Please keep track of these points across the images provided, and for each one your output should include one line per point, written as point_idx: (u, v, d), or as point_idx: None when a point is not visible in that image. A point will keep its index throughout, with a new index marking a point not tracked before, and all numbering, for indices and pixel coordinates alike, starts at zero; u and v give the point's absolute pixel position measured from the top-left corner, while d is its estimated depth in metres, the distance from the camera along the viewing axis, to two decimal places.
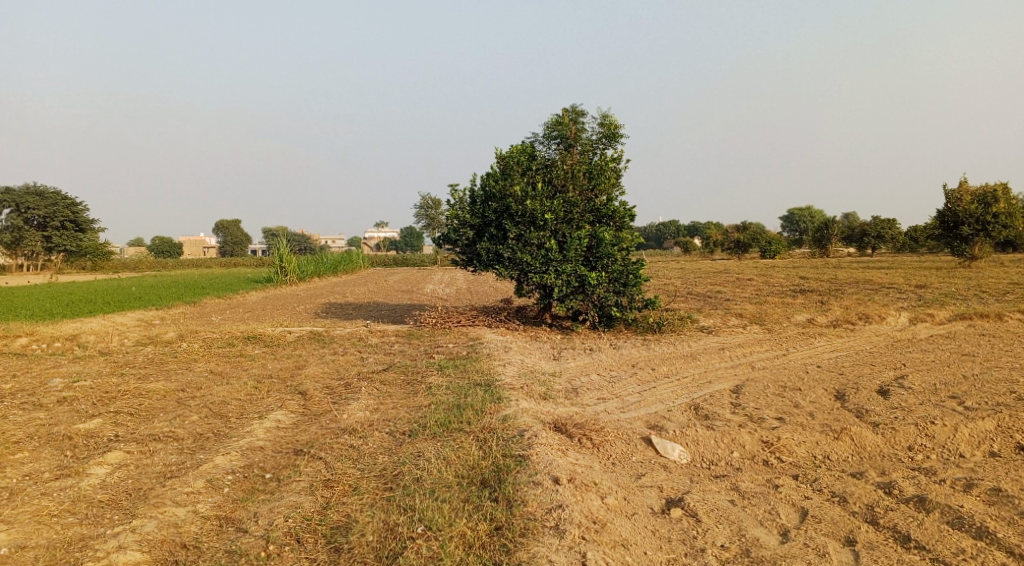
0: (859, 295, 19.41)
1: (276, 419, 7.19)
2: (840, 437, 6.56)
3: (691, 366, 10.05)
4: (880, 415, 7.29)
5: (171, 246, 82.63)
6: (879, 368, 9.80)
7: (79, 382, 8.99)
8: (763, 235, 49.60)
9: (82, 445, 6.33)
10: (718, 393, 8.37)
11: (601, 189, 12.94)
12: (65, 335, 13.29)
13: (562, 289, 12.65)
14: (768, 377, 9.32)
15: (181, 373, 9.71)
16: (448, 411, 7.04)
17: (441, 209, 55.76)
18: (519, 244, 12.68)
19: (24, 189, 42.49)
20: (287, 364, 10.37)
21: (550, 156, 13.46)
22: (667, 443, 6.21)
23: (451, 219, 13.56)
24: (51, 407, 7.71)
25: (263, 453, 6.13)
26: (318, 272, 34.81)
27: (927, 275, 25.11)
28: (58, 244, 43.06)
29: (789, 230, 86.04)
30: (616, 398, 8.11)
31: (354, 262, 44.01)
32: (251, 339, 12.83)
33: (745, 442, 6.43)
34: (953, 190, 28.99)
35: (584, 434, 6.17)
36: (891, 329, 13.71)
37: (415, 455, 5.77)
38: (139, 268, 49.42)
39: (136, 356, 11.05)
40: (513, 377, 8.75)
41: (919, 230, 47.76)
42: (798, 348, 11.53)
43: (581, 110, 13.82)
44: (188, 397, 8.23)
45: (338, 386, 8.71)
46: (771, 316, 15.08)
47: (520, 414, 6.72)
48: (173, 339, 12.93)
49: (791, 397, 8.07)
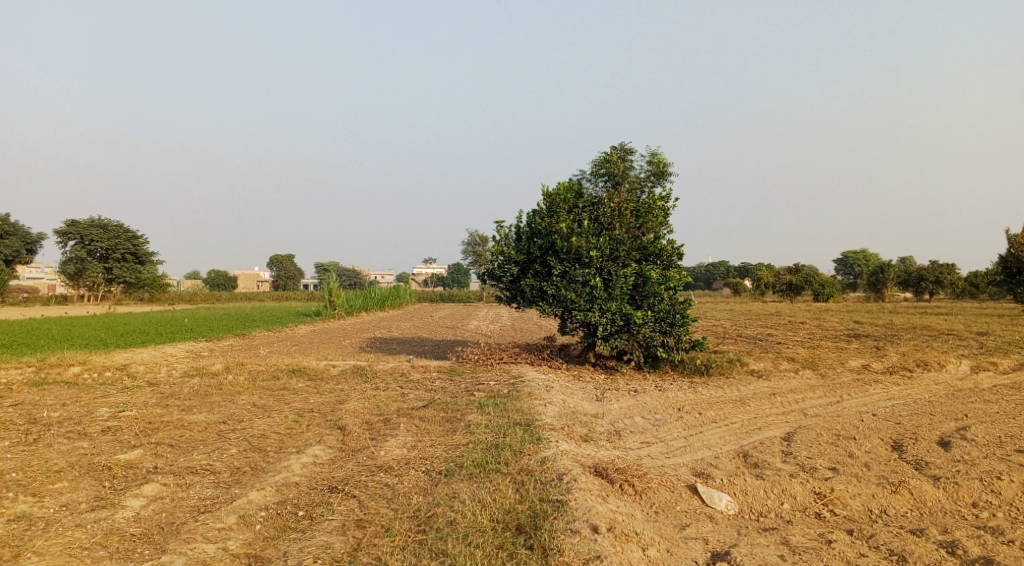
0: (918, 341, 18.59)
1: (314, 455, 7.14)
2: (899, 491, 6.15)
3: (740, 411, 9.68)
4: (941, 468, 6.85)
5: (226, 279, 85.31)
6: (940, 418, 9.26)
7: (125, 412, 9.13)
8: (816, 278, 48.34)
9: (121, 476, 6.37)
10: (768, 441, 8.01)
11: (648, 227, 12.78)
12: (117, 365, 13.62)
13: (607, 327, 12.41)
14: (821, 425, 8.90)
15: (225, 405, 9.78)
16: (485, 450, 6.88)
17: (486, 246, 56.22)
18: (563, 281, 12.56)
19: (89, 222, 44.34)
20: (328, 398, 10.36)
21: (597, 194, 13.41)
22: (713, 491, 5.90)
23: (495, 255, 13.52)
24: (96, 437, 7.82)
25: (297, 489, 6.05)
26: (365, 307, 35.24)
27: (990, 323, 23.97)
28: (118, 276, 44.67)
29: (843, 272, 83.83)
30: (660, 442, 7.83)
31: (400, 297, 44.43)
32: (295, 372, 12.92)
33: (797, 493, 6.09)
34: (1015, 235, 27.88)
35: (625, 479, 5.92)
36: (953, 377, 13.03)
37: (450, 496, 5.62)
38: (194, 300, 50.86)
39: (182, 387, 11.22)
40: (553, 417, 8.55)
41: (980, 275, 45.96)
42: (853, 395, 11.01)
43: (629, 148, 13.77)
44: (229, 429, 8.26)
45: (376, 422, 8.63)
46: (824, 361, 14.52)
47: (559, 457, 6.52)
48: (219, 370, 13.12)
49: (846, 447, 7.66)
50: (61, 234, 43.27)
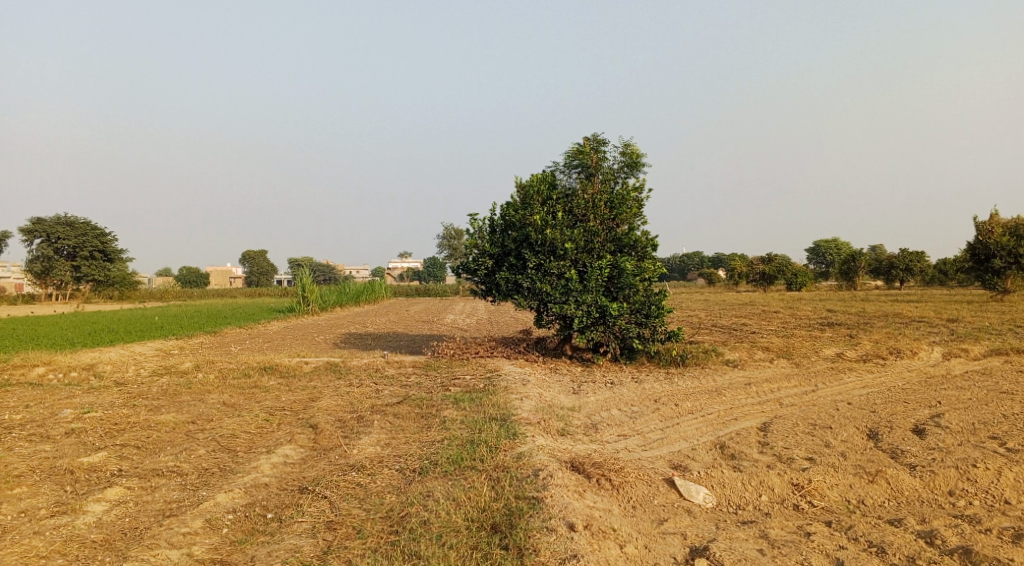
0: (889, 329, 18.80)
1: (284, 454, 6.97)
2: (876, 480, 6.15)
3: (717, 402, 9.66)
4: (917, 456, 6.87)
5: (198, 276, 84.11)
6: (913, 406, 9.33)
7: (90, 413, 8.84)
8: (789, 267, 48.87)
9: (83, 480, 6.14)
10: (745, 431, 7.98)
11: (622, 219, 12.72)
12: (83, 365, 13.25)
13: (583, 320, 12.34)
14: (797, 414, 8.90)
15: (194, 404, 9.53)
16: (461, 447, 6.76)
17: (462, 239, 55.99)
18: (538, 274, 12.46)
19: (55, 219, 43.31)
20: (301, 396, 10.14)
21: (570, 185, 13.31)
22: (691, 485, 5.84)
23: (469, 248, 13.36)
24: (58, 439, 7.56)
25: (267, 490, 5.88)
26: (340, 302, 34.83)
27: (958, 309, 24.42)
28: (86, 274, 43.72)
29: (815, 262, 84.90)
30: (637, 435, 7.77)
31: (376, 291, 44.01)
32: (267, 369, 12.67)
33: (775, 485, 6.05)
34: (982, 223, 28.37)
35: (602, 474, 5.83)
36: (924, 364, 13.17)
37: (424, 495, 5.50)
38: (165, 298, 49.99)
39: (151, 387, 10.92)
40: (529, 411, 8.44)
41: (948, 263, 46.85)
42: (827, 384, 11.06)
43: (602, 139, 13.69)
44: (198, 430, 8.04)
45: (350, 420, 8.46)
46: (798, 350, 14.61)
47: (536, 452, 6.42)
48: (189, 369, 12.82)
49: (822, 436, 7.67)
50: (25, 232, 42.21)
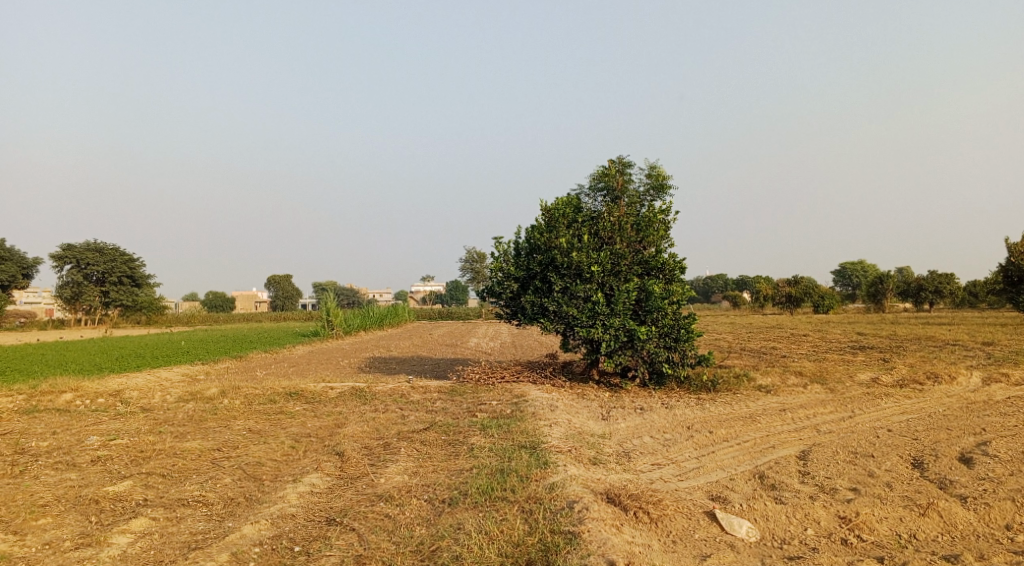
0: (924, 352, 18.26)
1: (311, 484, 6.82)
2: (928, 513, 5.84)
3: (751, 429, 9.37)
4: (967, 487, 6.55)
5: (223, 300, 85.08)
6: (958, 433, 8.95)
7: (116, 440, 8.79)
8: (816, 289, 48.10)
9: (109, 511, 6.05)
10: (784, 460, 7.69)
11: (649, 241, 12.54)
12: (110, 390, 13.28)
13: (611, 343, 12.12)
14: (836, 442, 8.57)
15: (219, 431, 9.44)
16: (490, 476, 6.57)
17: (485, 262, 55.99)
18: (564, 297, 12.29)
19: (85, 245, 44.06)
20: (326, 422, 10.02)
21: (596, 208, 13.20)
22: (733, 518, 5.59)
23: (495, 271, 13.23)
24: (84, 468, 7.50)
25: (293, 522, 5.74)
26: (363, 326, 34.89)
27: (993, 332, 23.71)
28: (115, 299, 44.30)
29: (841, 283, 83.61)
30: (672, 464, 7.52)
31: (399, 315, 44.08)
32: (292, 395, 12.58)
33: (820, 518, 5.78)
34: (1015, 244, 27.72)
35: (639, 507, 5.61)
36: (964, 389, 12.72)
37: (454, 527, 5.32)
38: (191, 322, 50.42)
39: (176, 413, 10.88)
40: (559, 439, 8.22)
41: (980, 284, 45.82)
42: (865, 410, 10.69)
43: (627, 161, 13.60)
44: (223, 457, 7.94)
45: (376, 447, 8.31)
46: (831, 375, 14.21)
47: (569, 482, 6.20)
48: (214, 395, 12.77)
49: (865, 465, 7.35)
50: (57, 258, 42.98)
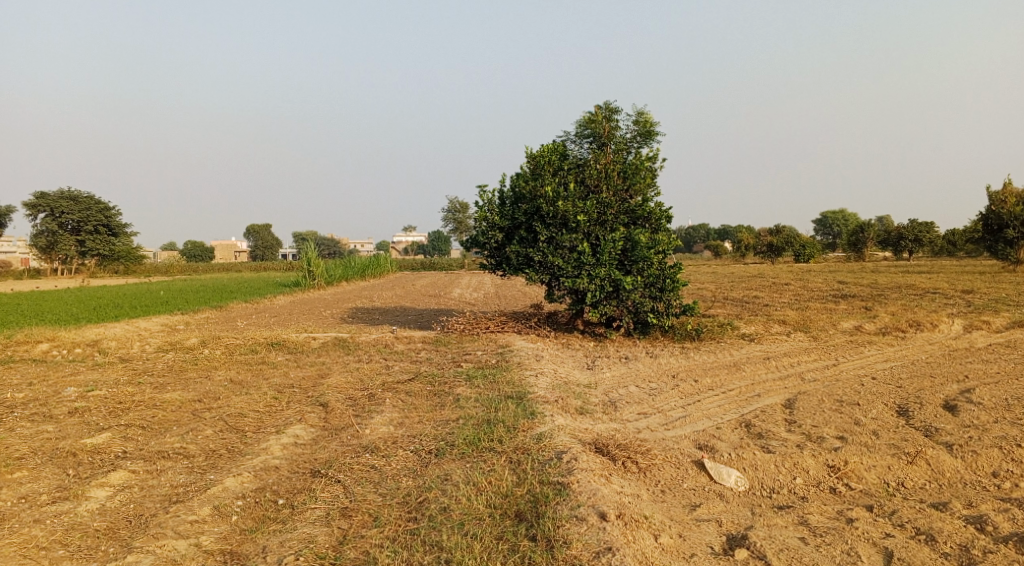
0: (905, 301, 18.41)
1: (295, 435, 6.71)
2: (915, 461, 5.85)
3: (736, 378, 9.38)
4: (953, 434, 6.59)
5: (203, 250, 84.06)
6: (941, 381, 9.01)
7: (94, 391, 8.60)
8: (798, 239, 48.33)
9: (86, 463, 5.90)
10: (770, 408, 7.68)
11: (636, 190, 12.31)
12: (88, 341, 13.03)
13: (596, 294, 12.01)
14: (821, 390, 8.59)
15: (200, 382, 9.28)
16: (477, 427, 6.49)
17: (468, 212, 55.55)
18: (550, 248, 12.14)
19: (59, 193, 43.00)
20: (309, 373, 9.90)
21: (582, 156, 12.94)
22: (722, 468, 5.56)
23: (479, 221, 13.00)
24: (61, 419, 7.32)
25: (277, 474, 5.63)
26: (346, 276, 34.61)
27: (972, 280, 23.94)
28: (91, 249, 43.55)
29: (822, 234, 84.09)
30: (658, 413, 7.50)
31: (381, 265, 43.79)
32: (275, 345, 12.40)
33: (809, 467, 5.77)
34: (996, 193, 27.87)
35: (628, 457, 5.56)
36: (945, 337, 12.83)
37: (442, 479, 5.25)
38: (170, 272, 49.76)
39: (156, 364, 10.68)
40: (545, 389, 8.15)
41: (958, 233, 46.32)
42: (849, 358, 10.75)
43: (614, 107, 13.28)
44: (204, 408, 7.79)
45: (360, 398, 8.21)
46: (815, 323, 14.27)
47: (556, 433, 6.14)
48: (194, 345, 12.57)
49: (851, 414, 7.36)
50: (30, 206, 41.98)
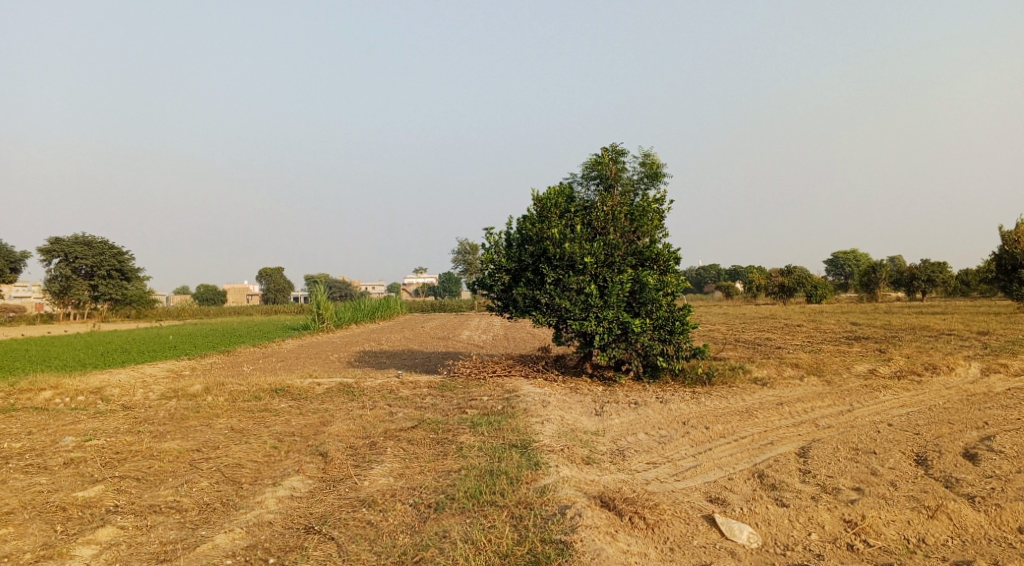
0: (920, 343, 18.06)
1: (292, 487, 6.51)
2: (936, 515, 5.58)
3: (749, 424, 9.11)
4: (974, 486, 6.30)
5: (215, 294, 84.55)
6: (959, 427, 8.70)
7: (92, 441, 8.45)
8: (809, 279, 48.02)
9: (75, 518, 5.73)
10: (783, 457, 7.42)
11: (643, 232, 12.24)
12: (91, 387, 12.89)
13: (604, 337, 11.83)
14: (836, 438, 8.31)
15: (200, 430, 9.09)
16: (478, 478, 6.28)
17: (478, 254, 55.70)
18: (557, 290, 12.00)
19: (74, 239, 43.58)
20: (312, 420, 9.70)
21: (588, 198, 12.90)
22: (734, 523, 5.31)
23: (486, 263, 12.91)
24: (55, 471, 7.16)
25: (271, 529, 5.43)
26: (355, 319, 34.54)
27: (988, 321, 23.55)
28: (104, 293, 43.82)
29: (834, 274, 83.62)
30: (668, 463, 7.25)
31: (391, 307, 43.78)
32: (278, 391, 12.23)
33: (825, 521, 5.51)
34: (1008, 232, 27.59)
35: (634, 511, 5.33)
36: (963, 381, 12.49)
37: (439, 536, 5.05)
38: (182, 316, 49.90)
39: (158, 411, 10.51)
40: (551, 437, 7.92)
41: (972, 273, 45.91)
42: (863, 403, 10.45)
43: (620, 149, 13.31)
44: (202, 458, 7.62)
45: (362, 447, 8.01)
46: (828, 366, 13.97)
47: (561, 485, 5.91)
48: (197, 392, 12.42)
49: (867, 463, 7.09)
50: (45, 251, 42.52)
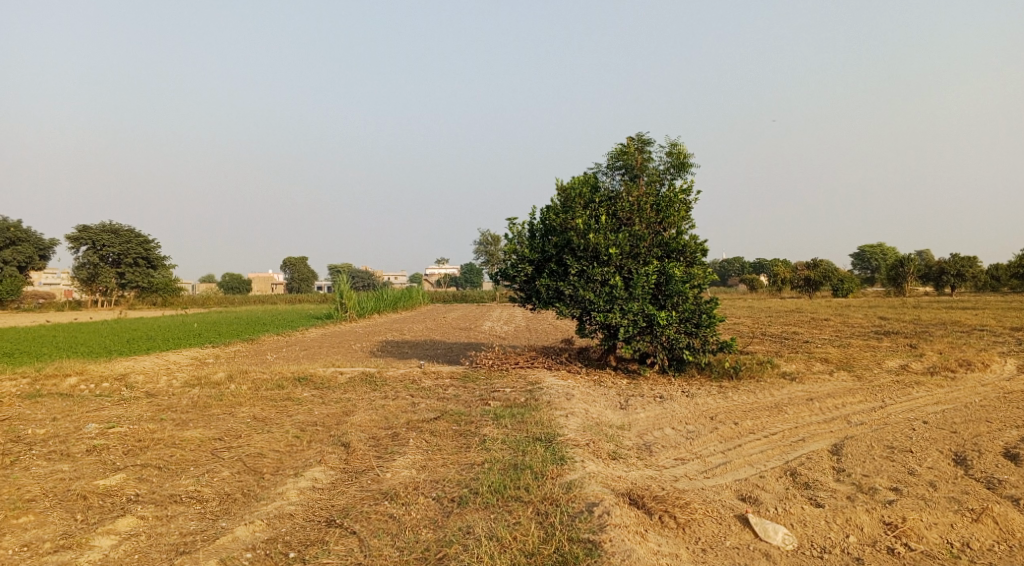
0: (952, 338, 17.58)
1: (313, 478, 6.42)
2: (981, 519, 5.33)
3: (778, 420, 8.88)
4: (1018, 487, 6.03)
5: (240, 283, 85.41)
6: (998, 426, 8.38)
7: (114, 428, 8.43)
8: (835, 273, 47.32)
9: (96, 507, 5.68)
10: (816, 455, 7.19)
11: (670, 222, 11.99)
12: (116, 374, 12.95)
13: (629, 329, 11.62)
14: (869, 435, 8.04)
15: (222, 419, 9.06)
16: (503, 472, 6.13)
17: (500, 244, 55.64)
18: (581, 281, 11.80)
19: (102, 227, 44.12)
20: (334, 410, 9.64)
21: (614, 188, 12.67)
22: (768, 524, 5.11)
23: (509, 254, 12.74)
24: (78, 458, 7.15)
25: (291, 522, 5.34)
26: (378, 309, 34.58)
27: (1022, 316, 22.98)
28: (131, 281, 44.38)
29: (862, 267, 82.51)
30: (696, 459, 7.06)
31: (414, 297, 43.85)
32: (301, 380, 12.19)
33: (863, 523, 5.29)
34: None
35: (665, 510, 5.15)
36: (999, 378, 12.11)
37: (463, 532, 4.92)
38: (207, 304, 50.44)
39: (181, 399, 10.50)
40: (576, 431, 7.76)
41: (1004, 268, 44.96)
42: (896, 400, 10.14)
43: (647, 138, 13.08)
44: (223, 448, 7.56)
45: (383, 438, 7.91)
46: (858, 361, 13.63)
47: (587, 481, 5.74)
48: (220, 380, 12.42)
49: (904, 462, 6.84)
50: (73, 239, 43.12)
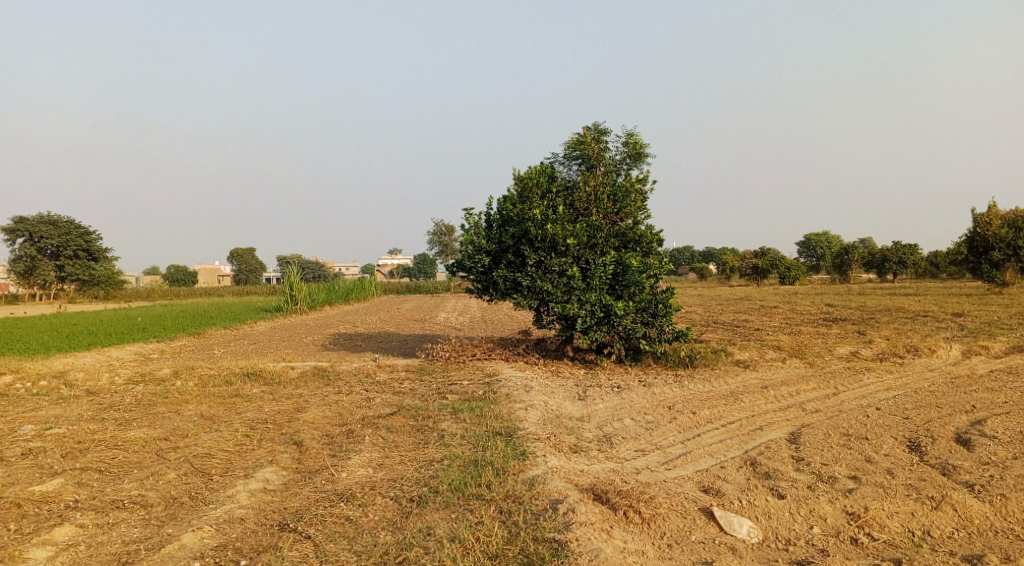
0: (897, 324, 18.04)
1: (265, 479, 6.16)
2: (940, 507, 5.41)
3: (735, 409, 8.92)
4: (972, 473, 6.16)
5: (185, 274, 82.94)
6: (947, 411, 8.58)
7: (52, 429, 7.98)
8: (783, 261, 48.33)
9: (31, 515, 5.33)
10: (775, 444, 7.23)
11: (626, 212, 11.97)
12: (54, 372, 12.32)
13: (586, 320, 11.56)
14: (825, 422, 8.13)
15: (168, 418, 8.66)
16: (463, 469, 5.96)
17: (454, 235, 55.28)
18: (538, 272, 11.67)
19: (38, 218, 42.18)
20: (285, 406, 9.31)
21: (570, 178, 12.58)
22: (733, 517, 5.08)
23: (465, 244, 12.54)
24: (12, 462, 6.73)
25: (242, 527, 5.09)
26: (329, 300, 33.92)
27: (960, 302, 23.79)
28: (70, 274, 42.60)
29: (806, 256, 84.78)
30: (657, 451, 7.02)
31: (366, 288, 43.14)
32: (251, 376, 11.79)
33: (826, 514, 5.31)
34: (982, 215, 27.78)
35: (630, 506, 5.07)
36: (944, 363, 12.45)
37: (425, 533, 4.76)
38: (151, 297, 48.78)
39: (124, 398, 10.03)
40: (536, 424, 7.65)
41: (942, 255, 46.62)
42: (848, 386, 10.32)
43: (602, 128, 13.01)
44: (169, 448, 7.20)
45: (338, 435, 7.66)
46: (810, 349, 13.87)
47: (550, 477, 5.63)
48: (166, 376, 11.92)
49: (861, 449, 6.92)
50: (7, 231, 41.14)
